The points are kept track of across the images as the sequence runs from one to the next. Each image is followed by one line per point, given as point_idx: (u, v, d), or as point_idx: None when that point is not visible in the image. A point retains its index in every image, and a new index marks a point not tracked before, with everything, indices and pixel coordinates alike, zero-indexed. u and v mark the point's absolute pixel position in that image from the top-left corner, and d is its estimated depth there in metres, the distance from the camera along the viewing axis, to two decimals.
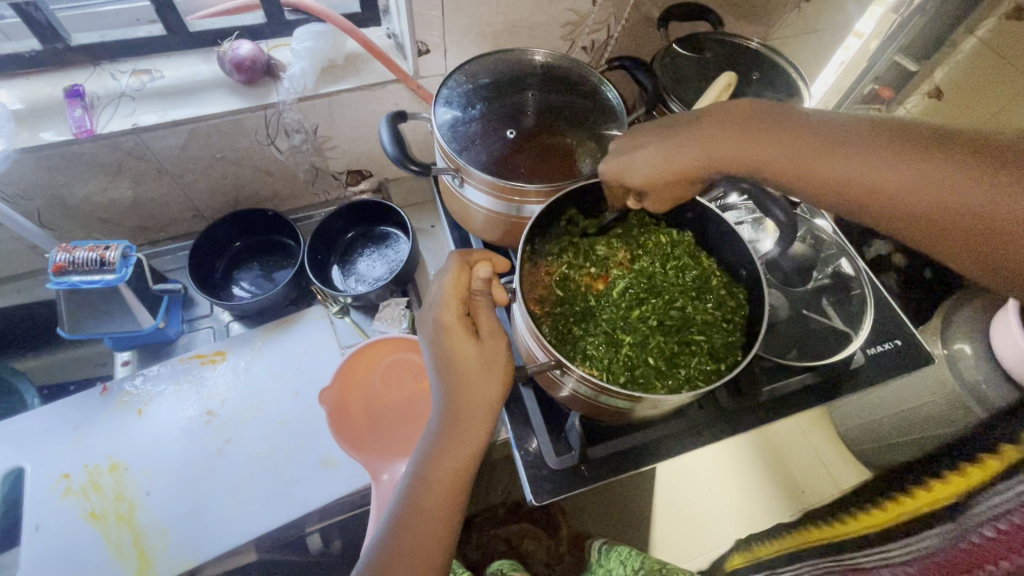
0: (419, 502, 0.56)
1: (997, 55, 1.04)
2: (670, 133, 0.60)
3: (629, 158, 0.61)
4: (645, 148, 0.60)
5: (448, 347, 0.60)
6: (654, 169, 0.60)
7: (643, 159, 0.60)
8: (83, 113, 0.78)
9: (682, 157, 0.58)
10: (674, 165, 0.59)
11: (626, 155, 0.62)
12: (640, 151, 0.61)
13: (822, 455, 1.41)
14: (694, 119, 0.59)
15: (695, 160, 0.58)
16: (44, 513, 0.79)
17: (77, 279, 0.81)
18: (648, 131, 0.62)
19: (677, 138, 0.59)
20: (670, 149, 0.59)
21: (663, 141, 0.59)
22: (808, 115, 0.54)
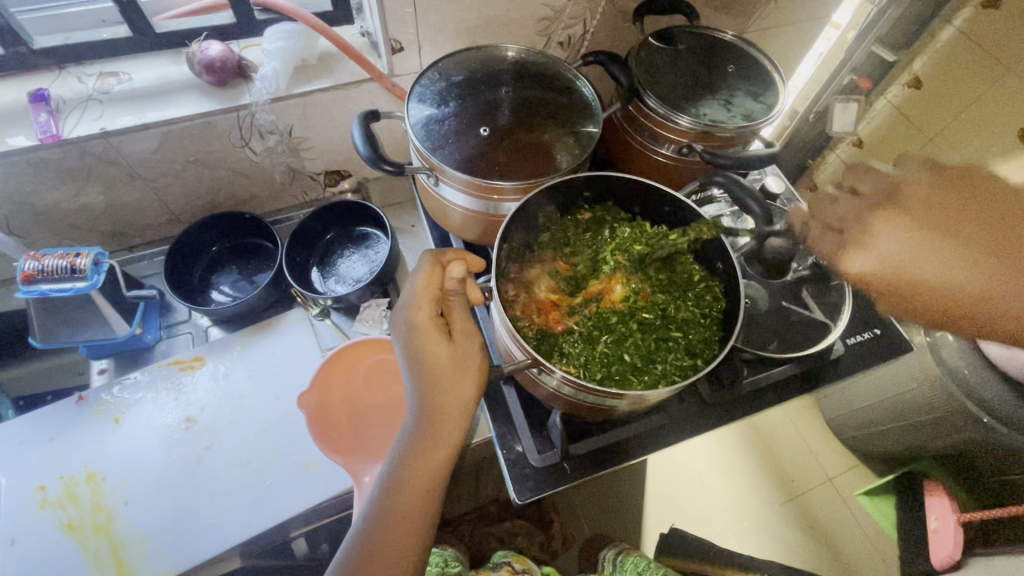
0: (396, 505, 0.56)
1: (974, 44, 1.05)
2: (958, 250, 0.58)
3: (914, 269, 0.60)
4: (935, 266, 0.59)
5: (422, 348, 0.59)
6: (950, 288, 0.58)
7: (892, 259, 0.62)
8: (49, 118, 0.76)
9: (986, 283, 0.57)
10: (980, 293, 0.57)
11: (913, 260, 0.60)
12: (926, 267, 0.59)
13: (808, 443, 1.45)
14: (992, 238, 0.58)
15: (1018, 302, 0.55)
16: (20, 526, 0.78)
17: (47, 288, 0.80)
18: (941, 230, 0.60)
19: (982, 259, 0.57)
20: (979, 280, 0.57)
21: (955, 259, 0.58)
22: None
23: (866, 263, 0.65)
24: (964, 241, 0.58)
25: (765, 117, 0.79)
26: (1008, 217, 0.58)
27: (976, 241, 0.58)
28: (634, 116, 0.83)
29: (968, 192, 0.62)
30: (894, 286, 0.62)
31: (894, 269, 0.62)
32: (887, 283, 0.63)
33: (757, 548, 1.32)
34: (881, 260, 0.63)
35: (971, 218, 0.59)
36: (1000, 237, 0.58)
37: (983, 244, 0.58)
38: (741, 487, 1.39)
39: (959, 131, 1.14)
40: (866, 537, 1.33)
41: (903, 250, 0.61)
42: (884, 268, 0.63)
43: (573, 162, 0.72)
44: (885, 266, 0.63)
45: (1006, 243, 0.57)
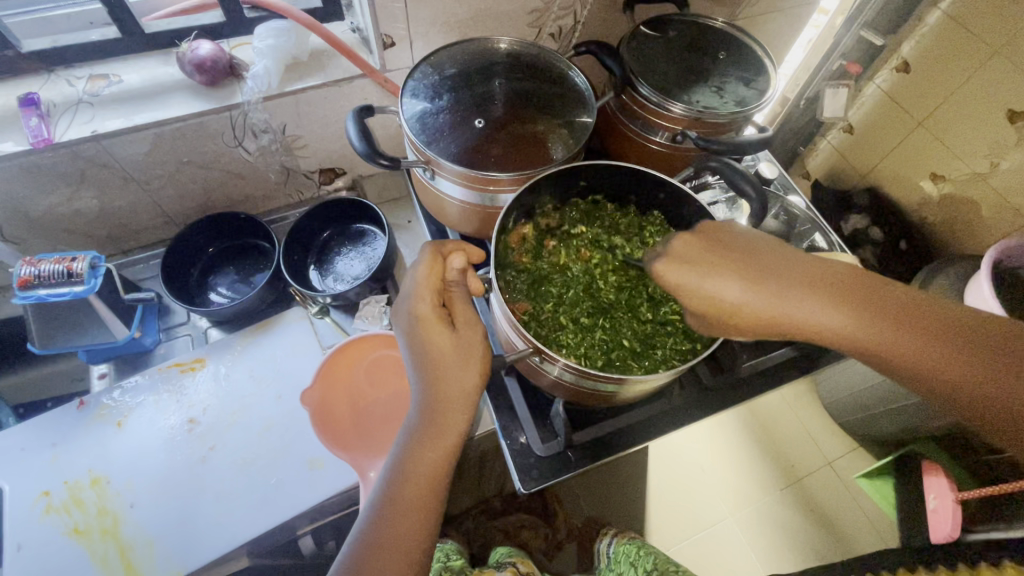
0: (402, 495, 0.57)
1: (962, 26, 1.06)
2: (731, 275, 0.55)
3: (699, 289, 0.55)
4: (712, 278, 0.55)
5: (425, 339, 0.60)
6: (740, 303, 0.54)
7: (678, 280, 0.56)
8: (39, 122, 0.76)
9: (748, 296, 0.54)
10: (778, 310, 0.53)
11: (698, 278, 0.55)
12: (714, 280, 0.55)
13: (807, 427, 1.47)
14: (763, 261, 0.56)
15: (806, 316, 0.53)
16: (25, 532, 0.77)
17: (45, 292, 0.80)
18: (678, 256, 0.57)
19: (750, 280, 0.54)
20: (771, 297, 0.54)
21: (724, 276, 0.55)
22: (799, 262, 0.56)
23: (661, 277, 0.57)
24: (711, 254, 0.57)
25: (758, 103, 0.80)
26: (731, 245, 0.58)
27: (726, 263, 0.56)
28: (629, 106, 0.83)
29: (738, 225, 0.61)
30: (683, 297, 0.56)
31: (699, 282, 0.55)
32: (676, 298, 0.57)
33: (759, 532, 1.34)
34: (670, 281, 0.57)
35: (694, 242, 0.58)
36: (731, 252, 0.57)
37: (740, 268, 0.55)
38: (742, 473, 1.40)
39: (948, 114, 1.14)
40: (866, 519, 1.35)
41: (686, 272, 0.56)
42: (676, 289, 0.56)
43: (568, 152, 0.73)
44: (690, 292, 0.56)
45: (744, 260, 0.56)
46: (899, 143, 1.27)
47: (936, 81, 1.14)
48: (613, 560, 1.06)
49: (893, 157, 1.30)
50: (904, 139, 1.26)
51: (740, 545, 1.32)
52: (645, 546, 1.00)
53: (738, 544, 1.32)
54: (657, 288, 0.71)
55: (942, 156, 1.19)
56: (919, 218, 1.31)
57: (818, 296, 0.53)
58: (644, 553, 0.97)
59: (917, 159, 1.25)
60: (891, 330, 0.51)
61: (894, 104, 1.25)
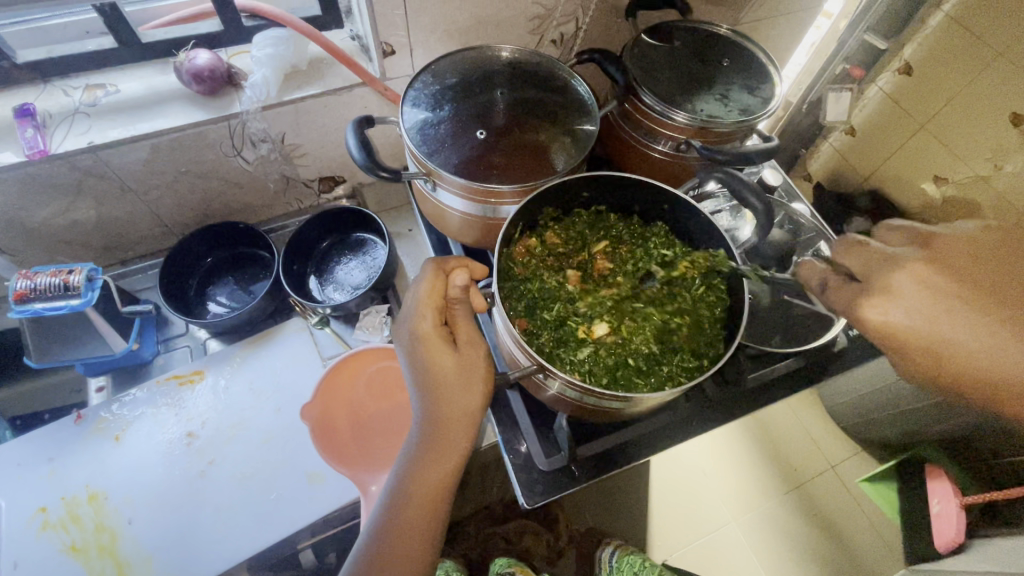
0: (404, 517, 0.56)
1: (965, 29, 1.05)
2: (970, 316, 0.48)
3: (933, 341, 0.48)
4: (961, 322, 0.48)
5: (427, 358, 0.59)
6: (984, 369, 0.46)
7: (909, 326, 0.49)
8: (35, 133, 0.75)
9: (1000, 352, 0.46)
10: None
11: (929, 324, 0.48)
12: (955, 325, 0.48)
13: (810, 432, 1.46)
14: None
15: None
16: (21, 550, 0.76)
17: (41, 306, 0.79)
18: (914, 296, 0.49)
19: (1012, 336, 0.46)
20: (1021, 363, 0.45)
21: (973, 335, 0.47)
22: None
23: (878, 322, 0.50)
24: (958, 301, 0.48)
25: (762, 111, 0.78)
26: (998, 290, 0.48)
27: (976, 314, 0.47)
28: (631, 114, 0.82)
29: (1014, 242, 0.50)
30: (905, 350, 0.50)
31: (941, 336, 0.48)
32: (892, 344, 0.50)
33: (763, 539, 1.33)
34: (897, 327, 0.49)
35: (944, 279, 0.49)
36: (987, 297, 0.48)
37: (994, 323, 0.47)
38: (746, 478, 1.39)
39: (952, 117, 1.13)
40: (870, 525, 1.35)
41: (918, 316, 0.49)
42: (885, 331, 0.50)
43: (571, 163, 0.72)
44: (920, 342, 0.49)
45: (999, 313, 0.47)
46: (901, 146, 1.27)
47: (939, 85, 1.13)
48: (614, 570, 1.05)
49: (895, 161, 1.29)
50: (906, 142, 1.25)
51: (744, 552, 1.31)
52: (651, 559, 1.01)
53: (743, 551, 1.31)
54: (662, 301, 0.69)
55: (944, 159, 1.18)
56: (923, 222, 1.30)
57: None
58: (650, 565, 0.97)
59: (920, 162, 1.24)
60: None
61: (898, 107, 1.23)
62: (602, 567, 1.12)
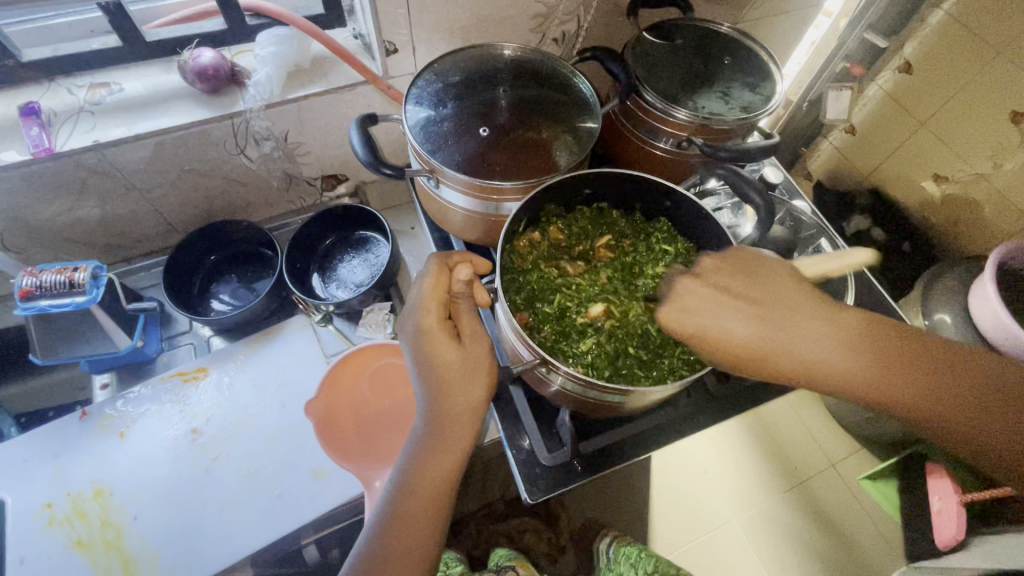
0: (408, 510, 0.56)
1: (964, 27, 1.05)
2: (743, 309, 0.58)
3: (757, 350, 0.56)
4: (731, 318, 0.57)
5: (431, 353, 0.59)
6: (820, 367, 0.54)
7: (732, 336, 0.56)
8: (40, 131, 0.75)
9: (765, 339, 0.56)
10: (798, 357, 0.55)
11: (708, 321, 0.58)
12: (727, 320, 0.57)
13: (810, 430, 1.46)
14: (822, 319, 0.56)
15: (827, 363, 0.55)
16: (27, 545, 0.77)
17: (46, 303, 0.79)
18: (714, 307, 0.58)
19: (763, 322, 0.56)
20: (845, 360, 0.54)
21: (797, 340, 0.55)
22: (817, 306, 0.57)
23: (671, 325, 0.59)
24: (756, 312, 0.57)
25: (763, 108, 0.79)
26: (786, 303, 0.57)
27: (789, 328, 0.56)
28: (633, 112, 0.83)
29: (744, 265, 0.61)
30: (731, 354, 0.57)
31: (754, 341, 0.56)
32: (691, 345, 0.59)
33: (764, 536, 1.33)
34: (724, 338, 0.57)
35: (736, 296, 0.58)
36: (787, 309, 0.57)
37: (803, 331, 0.55)
38: (746, 475, 1.40)
39: (951, 115, 1.14)
40: (871, 522, 1.35)
41: (692, 313, 0.59)
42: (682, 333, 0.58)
43: (573, 160, 0.72)
44: (745, 350, 0.56)
45: (803, 320, 0.56)
46: (901, 144, 1.27)
47: (939, 83, 1.14)
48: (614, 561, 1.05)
49: (896, 159, 1.29)
50: (906, 140, 1.25)
51: (745, 550, 1.31)
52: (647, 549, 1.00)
53: (744, 549, 1.32)
54: (664, 295, 0.70)
55: (944, 157, 1.18)
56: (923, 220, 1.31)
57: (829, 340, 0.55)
58: (645, 556, 0.97)
59: (920, 160, 1.25)
60: (907, 386, 0.53)
61: (897, 105, 1.24)
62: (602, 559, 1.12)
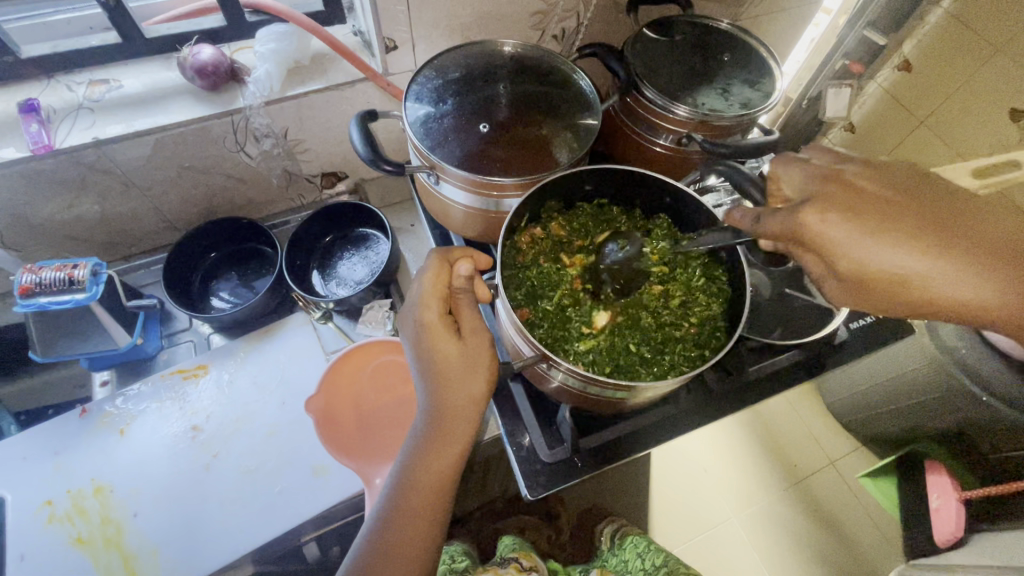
0: (408, 506, 0.56)
1: (963, 24, 1.05)
2: (913, 239, 0.48)
3: (908, 277, 0.49)
4: (894, 246, 0.48)
5: (431, 348, 0.59)
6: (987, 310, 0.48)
7: (881, 263, 0.49)
8: (39, 128, 0.75)
9: (926, 273, 0.48)
10: (958, 297, 0.48)
11: (862, 244, 0.49)
12: (888, 249, 0.48)
13: (810, 427, 1.47)
14: (999, 247, 0.48)
15: (990, 303, 0.48)
16: (28, 542, 0.77)
17: (45, 300, 0.79)
18: (864, 220, 0.49)
19: (932, 253, 0.48)
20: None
21: (961, 269, 0.48)
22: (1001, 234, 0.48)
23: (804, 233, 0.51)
24: (926, 232, 0.48)
25: (762, 105, 0.79)
26: (961, 223, 0.49)
27: (961, 254, 0.48)
28: (633, 108, 0.83)
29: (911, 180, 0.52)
30: (871, 278, 0.50)
31: (915, 268, 0.48)
32: (816, 251, 0.52)
33: (763, 533, 1.33)
34: (865, 262, 0.49)
35: (895, 211, 0.49)
36: (960, 228, 0.49)
37: (979, 258, 0.48)
38: (746, 473, 1.40)
39: (951, 113, 1.14)
40: (870, 519, 1.35)
41: (846, 233, 0.49)
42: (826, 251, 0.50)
43: (573, 157, 0.72)
44: (894, 274, 0.49)
45: (975, 244, 0.48)
46: (900, 142, 1.27)
47: (939, 81, 1.13)
48: (619, 548, 1.05)
49: (895, 157, 1.29)
50: (906, 138, 1.25)
51: (745, 547, 1.32)
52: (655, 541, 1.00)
53: (743, 546, 1.32)
54: (663, 291, 0.70)
55: (943, 155, 1.18)
56: None
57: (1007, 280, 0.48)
58: (653, 548, 0.97)
59: (920, 158, 1.25)
60: None
61: (897, 103, 1.24)
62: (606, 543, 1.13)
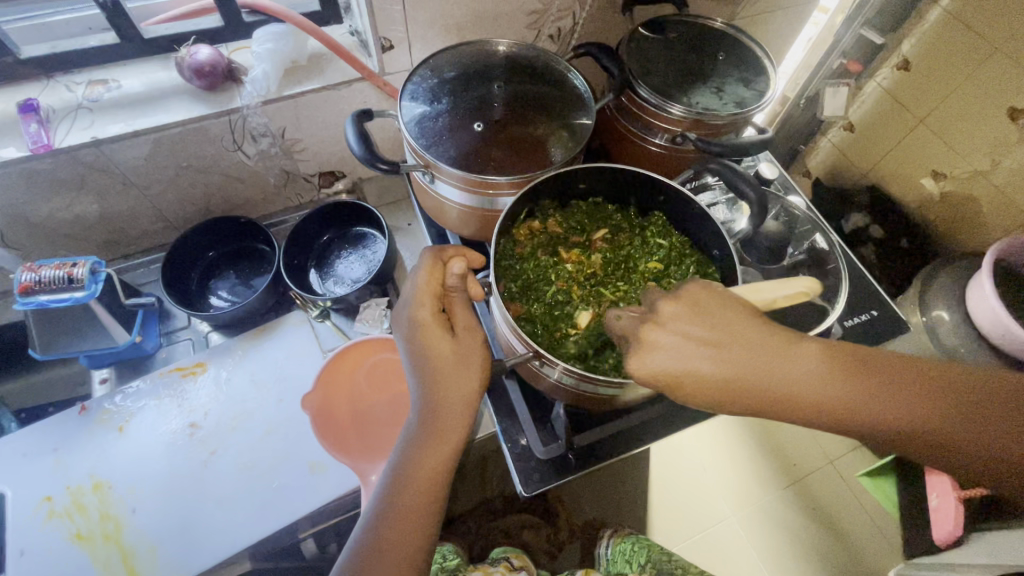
0: (401, 502, 0.57)
1: (961, 24, 1.06)
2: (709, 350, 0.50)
3: (713, 383, 0.50)
4: (688, 365, 0.50)
5: (425, 344, 0.60)
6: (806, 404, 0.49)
7: (689, 376, 0.50)
8: (39, 128, 0.76)
9: (732, 382, 0.49)
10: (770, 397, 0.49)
11: (669, 364, 0.50)
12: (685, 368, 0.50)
13: (808, 426, 1.47)
14: (786, 354, 0.49)
15: (807, 397, 0.49)
16: (28, 538, 0.77)
17: (45, 299, 0.79)
18: (661, 343, 0.51)
19: (724, 361, 0.50)
20: (834, 392, 0.48)
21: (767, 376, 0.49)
22: (785, 333, 0.50)
23: (641, 374, 0.51)
24: (726, 348, 0.50)
25: (756, 104, 0.79)
26: (753, 332, 0.50)
27: (769, 362, 0.49)
28: (628, 107, 0.83)
29: (714, 294, 0.52)
30: (701, 395, 0.51)
31: (725, 376, 0.49)
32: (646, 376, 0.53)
33: (760, 532, 1.34)
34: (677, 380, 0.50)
35: (704, 330, 0.51)
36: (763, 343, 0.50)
37: (782, 365, 0.49)
38: (744, 471, 1.40)
39: (948, 112, 1.14)
40: (868, 517, 1.35)
41: (656, 354, 0.51)
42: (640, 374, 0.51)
43: (568, 155, 0.73)
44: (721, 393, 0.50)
45: (784, 357, 0.49)
46: (899, 141, 1.27)
47: (936, 80, 1.14)
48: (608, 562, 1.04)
49: (894, 156, 1.29)
50: (905, 137, 1.25)
51: (743, 545, 1.32)
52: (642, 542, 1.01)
53: (740, 544, 1.32)
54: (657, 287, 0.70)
55: (942, 155, 1.18)
56: (921, 216, 1.31)
57: (814, 375, 0.49)
58: (640, 548, 0.98)
59: (919, 158, 1.25)
60: (888, 409, 0.48)
61: (894, 102, 1.24)
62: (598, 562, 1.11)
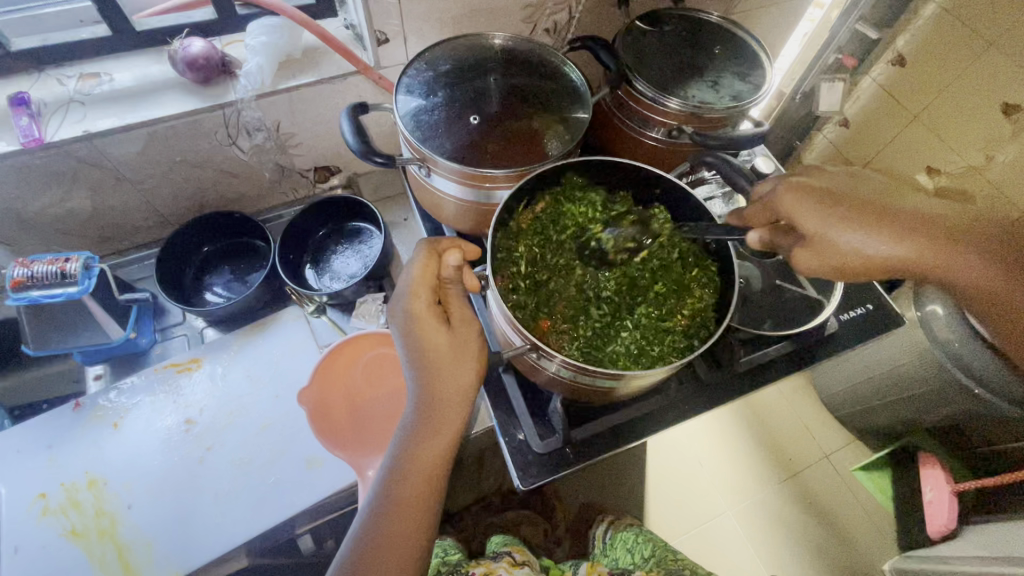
0: (398, 494, 0.57)
1: (955, 19, 1.06)
2: (875, 216, 0.60)
3: (855, 248, 0.59)
4: (851, 231, 0.59)
5: (421, 336, 0.60)
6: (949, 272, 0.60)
7: (844, 239, 0.60)
8: (30, 121, 0.75)
9: (896, 245, 0.59)
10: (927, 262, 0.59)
11: (823, 226, 0.60)
12: (848, 232, 0.60)
13: (804, 420, 1.47)
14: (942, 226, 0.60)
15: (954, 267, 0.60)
16: (22, 535, 0.77)
17: (37, 294, 0.79)
18: (832, 207, 0.61)
19: (886, 228, 0.59)
20: (972, 266, 0.60)
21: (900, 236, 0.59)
22: (926, 211, 0.61)
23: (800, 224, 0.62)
24: (885, 219, 0.60)
25: (753, 97, 0.79)
26: (913, 206, 0.61)
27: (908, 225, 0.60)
28: (624, 101, 0.83)
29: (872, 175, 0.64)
30: (847, 266, 0.61)
31: (883, 245, 0.59)
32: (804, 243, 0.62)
33: (757, 526, 1.34)
34: (835, 241, 0.60)
35: (855, 199, 0.61)
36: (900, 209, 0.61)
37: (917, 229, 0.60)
38: (741, 465, 1.41)
39: (944, 107, 1.14)
40: (863, 510, 1.36)
41: (818, 218, 0.61)
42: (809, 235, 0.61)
43: (564, 149, 0.73)
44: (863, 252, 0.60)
45: (941, 229, 0.60)
46: (895, 136, 1.27)
47: (931, 75, 1.14)
48: (608, 547, 1.05)
49: (889, 151, 1.30)
50: (900, 132, 1.26)
51: (739, 538, 1.33)
52: (645, 534, 1.01)
53: (736, 537, 1.33)
54: (653, 278, 0.70)
55: (936, 150, 1.19)
56: None
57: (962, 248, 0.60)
58: (643, 540, 0.97)
59: (914, 153, 1.25)
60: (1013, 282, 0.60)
61: (890, 97, 1.24)
62: (596, 545, 1.14)
